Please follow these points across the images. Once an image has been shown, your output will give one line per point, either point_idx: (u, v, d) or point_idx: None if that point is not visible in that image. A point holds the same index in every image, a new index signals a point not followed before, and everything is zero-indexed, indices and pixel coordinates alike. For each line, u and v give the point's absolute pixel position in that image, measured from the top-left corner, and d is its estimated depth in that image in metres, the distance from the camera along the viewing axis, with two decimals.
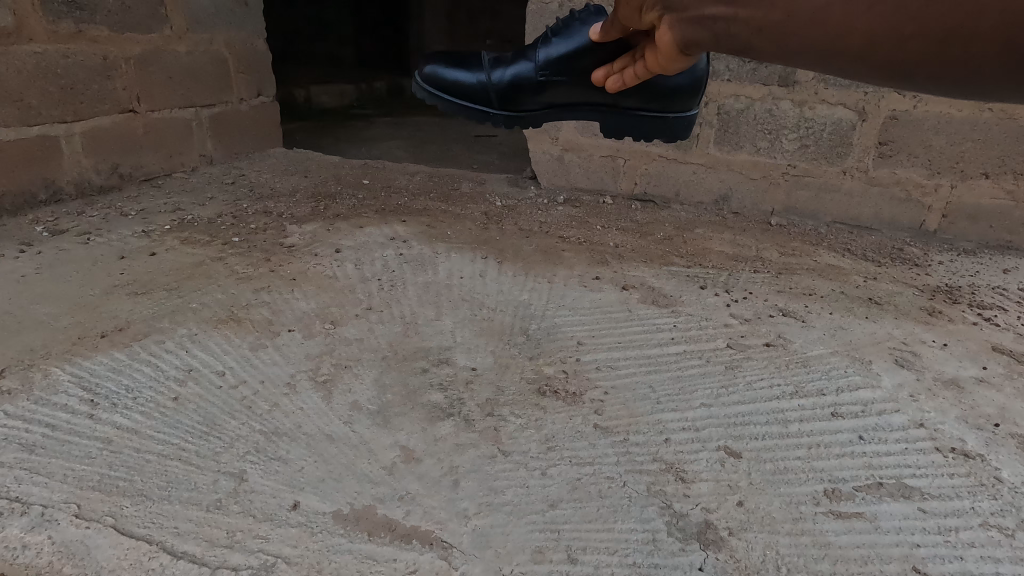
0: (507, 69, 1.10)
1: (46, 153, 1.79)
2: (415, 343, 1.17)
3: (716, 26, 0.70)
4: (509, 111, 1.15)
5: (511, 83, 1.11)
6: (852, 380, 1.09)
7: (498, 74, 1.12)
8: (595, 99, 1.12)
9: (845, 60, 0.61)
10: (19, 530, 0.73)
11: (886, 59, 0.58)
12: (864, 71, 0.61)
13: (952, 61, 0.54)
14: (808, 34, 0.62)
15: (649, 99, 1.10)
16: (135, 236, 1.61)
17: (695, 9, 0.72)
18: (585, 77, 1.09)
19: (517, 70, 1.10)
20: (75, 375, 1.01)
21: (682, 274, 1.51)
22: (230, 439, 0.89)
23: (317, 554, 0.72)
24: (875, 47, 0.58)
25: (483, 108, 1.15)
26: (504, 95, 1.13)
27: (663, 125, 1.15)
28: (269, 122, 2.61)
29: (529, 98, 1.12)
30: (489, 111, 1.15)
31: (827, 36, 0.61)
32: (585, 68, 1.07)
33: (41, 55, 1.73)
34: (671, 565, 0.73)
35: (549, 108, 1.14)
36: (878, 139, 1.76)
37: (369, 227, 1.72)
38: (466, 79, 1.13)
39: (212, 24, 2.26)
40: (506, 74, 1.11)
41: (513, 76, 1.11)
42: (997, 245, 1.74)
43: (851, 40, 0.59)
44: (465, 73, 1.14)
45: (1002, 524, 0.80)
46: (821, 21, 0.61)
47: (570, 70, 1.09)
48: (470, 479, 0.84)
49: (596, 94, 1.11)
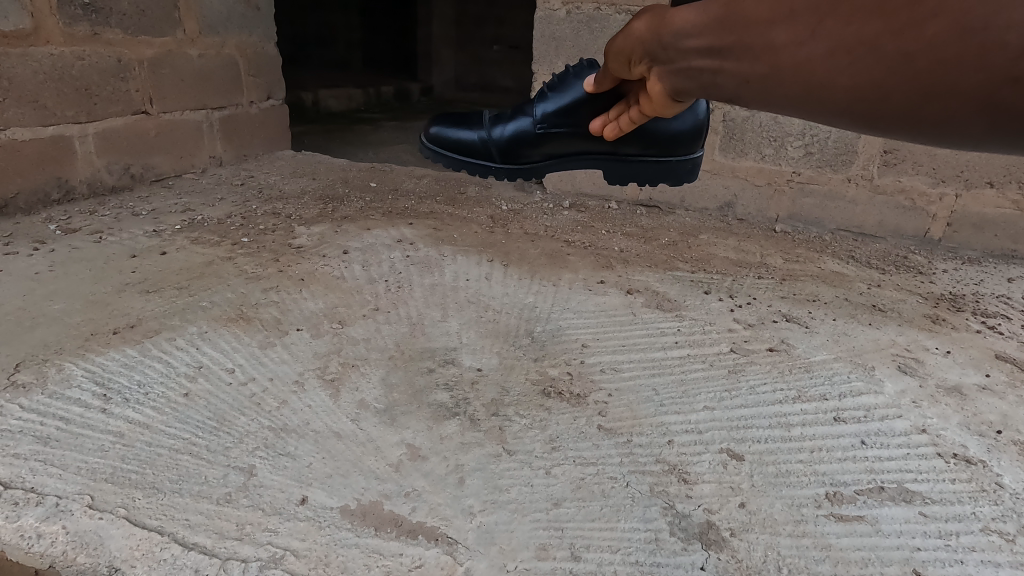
0: (506, 126, 1.14)
1: (59, 153, 1.82)
2: (421, 343, 1.18)
3: (705, 76, 0.74)
4: (510, 164, 1.17)
5: (511, 139, 1.14)
6: (854, 385, 1.10)
7: (498, 131, 1.15)
8: (595, 149, 1.14)
9: (829, 112, 0.62)
10: (35, 519, 0.74)
11: (871, 112, 0.58)
12: (851, 122, 0.61)
13: (937, 115, 0.54)
14: (791, 88, 0.64)
15: (651, 144, 1.12)
16: (146, 236, 1.63)
17: (681, 60, 0.77)
18: (582, 127, 1.10)
19: (517, 125, 1.13)
20: (88, 370, 1.03)
21: (686, 279, 1.52)
22: (240, 434, 0.91)
23: (324, 547, 0.73)
24: (859, 100, 0.58)
25: (485, 162, 1.18)
26: (504, 150, 1.16)
27: (667, 169, 1.16)
28: (278, 124, 2.64)
29: (529, 151, 1.15)
30: (491, 165, 1.19)
31: (810, 89, 0.62)
32: (583, 118, 1.09)
33: (57, 57, 1.76)
34: (673, 564, 0.74)
35: (548, 160, 1.17)
36: (883, 147, 1.77)
37: (376, 229, 1.74)
38: (467, 137, 1.18)
39: (224, 28, 2.29)
40: (506, 131, 1.14)
41: (513, 132, 1.14)
42: (1001, 255, 1.75)
43: (833, 96, 0.60)
44: (468, 131, 1.18)
45: (1002, 529, 0.80)
46: (804, 75, 0.62)
47: (569, 122, 1.11)
48: (475, 477, 0.85)
49: (596, 144, 1.12)
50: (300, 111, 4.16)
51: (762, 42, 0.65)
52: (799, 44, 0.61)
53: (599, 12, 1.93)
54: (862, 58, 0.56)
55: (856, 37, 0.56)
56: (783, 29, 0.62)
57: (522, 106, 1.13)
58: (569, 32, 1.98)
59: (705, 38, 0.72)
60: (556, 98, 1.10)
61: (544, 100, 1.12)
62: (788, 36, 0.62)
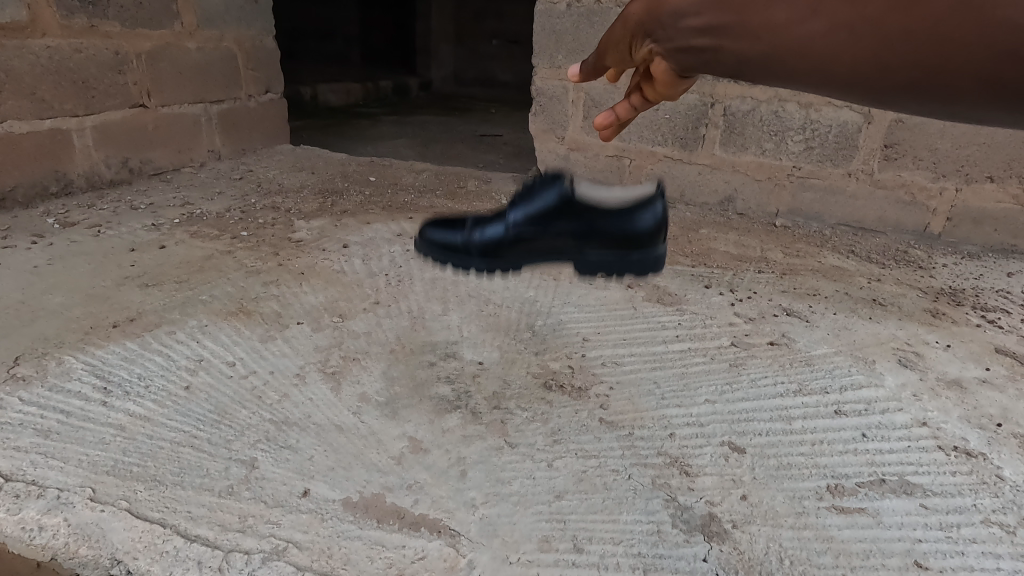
0: (483, 229, 1.12)
1: (57, 146, 1.81)
2: (422, 337, 1.18)
3: (705, 57, 0.68)
4: (485, 261, 1.14)
5: (486, 242, 1.12)
6: (855, 378, 1.10)
7: (477, 234, 1.13)
8: (563, 246, 1.08)
9: (830, 87, 0.60)
10: (36, 512, 0.74)
11: (877, 87, 0.56)
12: (854, 94, 0.59)
13: (939, 90, 0.53)
14: (791, 66, 0.60)
15: (614, 241, 1.06)
16: (145, 229, 1.63)
17: (680, 40, 0.69)
18: (556, 227, 1.06)
19: (493, 230, 1.11)
20: (88, 364, 1.03)
21: (687, 273, 1.52)
22: (241, 427, 0.90)
23: (328, 539, 0.73)
24: (865, 78, 0.56)
25: (466, 261, 1.17)
26: (480, 249, 1.14)
27: (630, 265, 1.09)
28: (277, 118, 2.63)
29: (503, 251, 1.12)
30: (471, 266, 1.16)
31: (812, 68, 0.59)
32: (549, 221, 1.05)
33: (55, 50, 1.75)
34: (675, 556, 0.74)
35: (523, 258, 1.12)
36: (883, 142, 1.76)
37: (376, 223, 1.74)
38: (452, 239, 1.17)
39: (222, 21, 2.28)
40: (482, 235, 1.12)
41: (487, 238, 1.11)
42: (1000, 249, 1.75)
43: (836, 73, 0.57)
44: (456, 232, 1.18)
45: (1003, 521, 0.80)
46: (808, 53, 0.58)
47: (540, 228, 1.06)
48: (477, 470, 0.85)
49: (564, 242, 1.07)
50: (298, 106, 4.16)
51: (761, 21, 0.60)
52: (799, 22, 0.57)
53: (600, 5, 1.92)
54: (865, 38, 0.54)
55: (859, 15, 0.54)
56: (783, 6, 0.58)
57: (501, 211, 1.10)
58: (570, 26, 1.97)
59: (705, 17, 0.66)
60: (530, 188, 1.07)
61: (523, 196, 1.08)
62: (787, 14, 0.58)
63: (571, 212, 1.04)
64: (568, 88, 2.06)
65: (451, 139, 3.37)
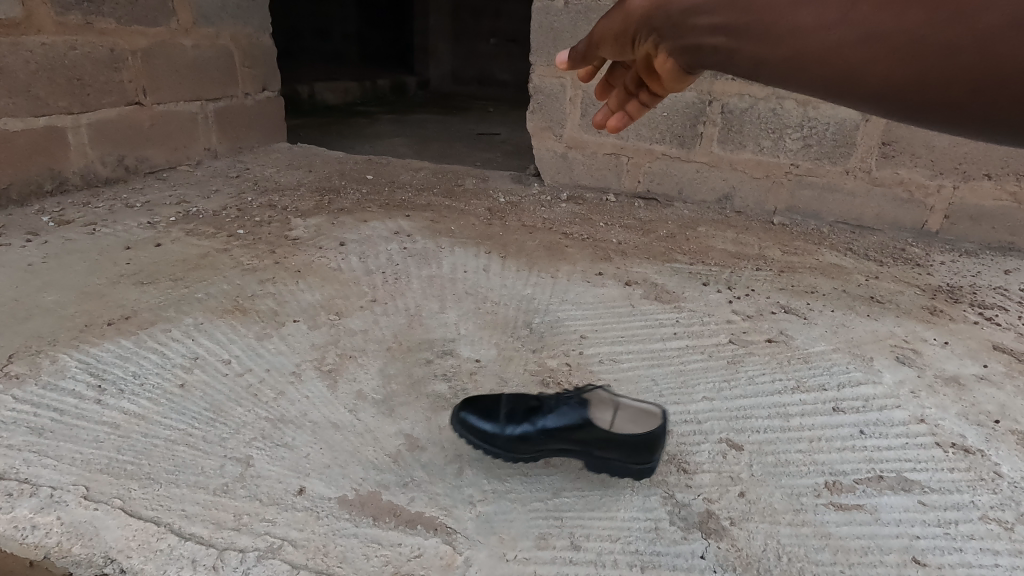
0: (499, 420, 0.86)
1: (52, 144, 1.80)
2: (419, 334, 1.18)
3: (717, 62, 0.56)
4: (489, 436, 0.85)
5: (498, 424, 0.86)
6: (853, 375, 1.10)
7: (490, 420, 0.86)
8: (573, 444, 0.84)
9: (857, 105, 0.49)
10: (29, 510, 0.74)
11: (910, 106, 0.46)
12: (883, 114, 0.49)
13: (984, 115, 0.44)
14: (813, 79, 0.49)
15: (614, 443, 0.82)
16: (140, 227, 1.62)
17: (690, 37, 0.57)
18: (593, 451, 0.83)
19: (520, 429, 0.84)
20: (82, 362, 1.02)
21: (685, 271, 1.52)
22: (236, 425, 0.90)
23: (323, 537, 0.73)
24: (896, 97, 0.46)
25: (475, 430, 0.87)
26: (486, 437, 0.86)
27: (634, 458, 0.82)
28: (274, 116, 2.62)
29: (515, 443, 0.84)
30: (481, 446, 0.86)
31: (836, 84, 0.48)
32: (571, 416, 0.84)
33: (49, 47, 1.74)
34: (673, 553, 0.73)
35: (536, 444, 0.84)
36: (881, 139, 1.76)
37: (373, 221, 1.73)
38: (467, 409, 0.88)
39: (218, 18, 2.26)
40: (494, 422, 0.86)
41: (502, 425, 0.85)
42: (998, 247, 1.75)
43: (864, 90, 0.47)
44: (468, 412, 0.88)
45: (1001, 517, 0.80)
46: (834, 62, 0.47)
47: (561, 415, 0.84)
48: (474, 467, 0.85)
49: (576, 433, 0.84)
50: (296, 105, 4.15)
51: (782, 23, 0.49)
52: (828, 28, 0.47)
53: (598, 3, 1.91)
54: (903, 50, 0.44)
55: (899, 23, 0.44)
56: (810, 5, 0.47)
57: (534, 410, 0.86)
58: (567, 23, 1.97)
59: (718, 15, 0.54)
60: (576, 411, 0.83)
61: (566, 402, 0.86)
62: (814, 16, 0.47)
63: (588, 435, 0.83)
64: (566, 86, 2.05)
65: (448, 137, 3.37)
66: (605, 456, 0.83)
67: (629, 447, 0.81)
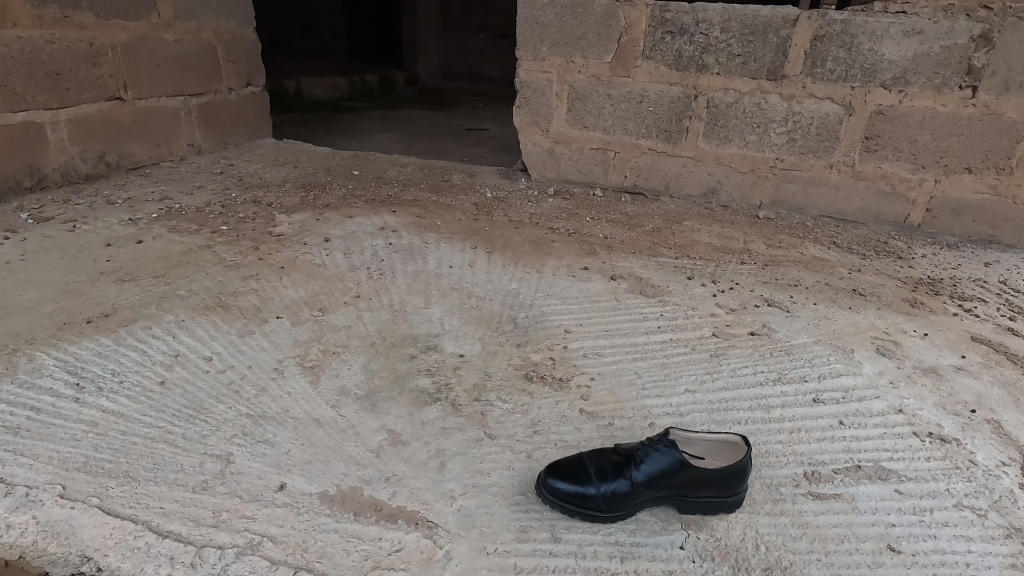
0: (592, 482, 0.75)
1: (30, 140, 1.78)
2: (403, 330, 1.17)
3: None
4: (586, 501, 0.75)
5: (591, 488, 0.75)
6: (834, 367, 1.11)
7: (580, 482, 0.76)
8: (671, 491, 0.77)
9: None
10: (4, 509, 0.73)
11: None
12: None
13: None
14: None
15: (719, 482, 0.76)
16: (121, 224, 1.60)
17: None
18: (692, 497, 0.77)
19: (616, 488, 0.75)
20: (60, 360, 1.01)
21: (670, 265, 1.52)
22: (217, 422, 0.89)
23: (302, 533, 0.73)
24: None
25: (568, 500, 0.76)
26: (582, 502, 0.75)
27: (730, 493, 0.77)
28: (259, 112, 2.59)
29: (614, 503, 0.75)
30: (576, 513, 0.76)
31: None
32: (668, 462, 0.76)
33: (26, 41, 1.72)
34: (653, 543, 0.74)
35: (633, 499, 0.76)
36: (864, 133, 1.76)
37: (359, 217, 1.72)
38: (554, 478, 0.77)
39: (201, 12, 2.23)
40: (587, 485, 0.75)
41: (599, 487, 0.75)
42: (979, 239, 1.77)
43: None
44: (553, 478, 0.77)
45: (975, 505, 0.81)
46: None
47: (656, 462, 0.76)
48: (456, 462, 0.85)
49: (674, 481, 0.76)
50: (282, 101, 4.11)
51: None
52: None
53: None
54: None
55: None
56: None
57: (623, 463, 0.77)
58: (553, 17, 1.96)
59: None
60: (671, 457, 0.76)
61: (654, 447, 0.78)
62: None
63: (688, 477, 0.76)
64: (552, 81, 2.05)
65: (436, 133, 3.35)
66: (701, 496, 0.76)
67: (724, 481, 0.75)
